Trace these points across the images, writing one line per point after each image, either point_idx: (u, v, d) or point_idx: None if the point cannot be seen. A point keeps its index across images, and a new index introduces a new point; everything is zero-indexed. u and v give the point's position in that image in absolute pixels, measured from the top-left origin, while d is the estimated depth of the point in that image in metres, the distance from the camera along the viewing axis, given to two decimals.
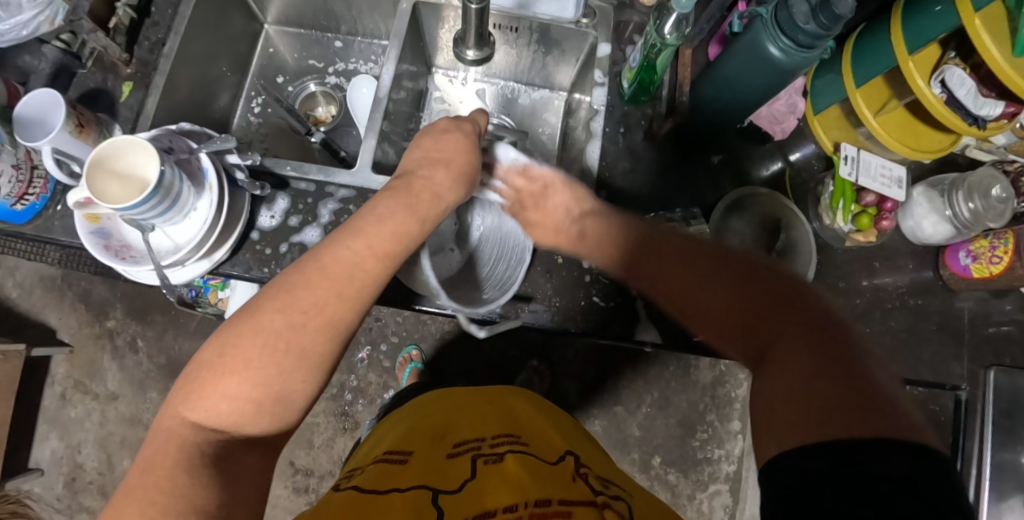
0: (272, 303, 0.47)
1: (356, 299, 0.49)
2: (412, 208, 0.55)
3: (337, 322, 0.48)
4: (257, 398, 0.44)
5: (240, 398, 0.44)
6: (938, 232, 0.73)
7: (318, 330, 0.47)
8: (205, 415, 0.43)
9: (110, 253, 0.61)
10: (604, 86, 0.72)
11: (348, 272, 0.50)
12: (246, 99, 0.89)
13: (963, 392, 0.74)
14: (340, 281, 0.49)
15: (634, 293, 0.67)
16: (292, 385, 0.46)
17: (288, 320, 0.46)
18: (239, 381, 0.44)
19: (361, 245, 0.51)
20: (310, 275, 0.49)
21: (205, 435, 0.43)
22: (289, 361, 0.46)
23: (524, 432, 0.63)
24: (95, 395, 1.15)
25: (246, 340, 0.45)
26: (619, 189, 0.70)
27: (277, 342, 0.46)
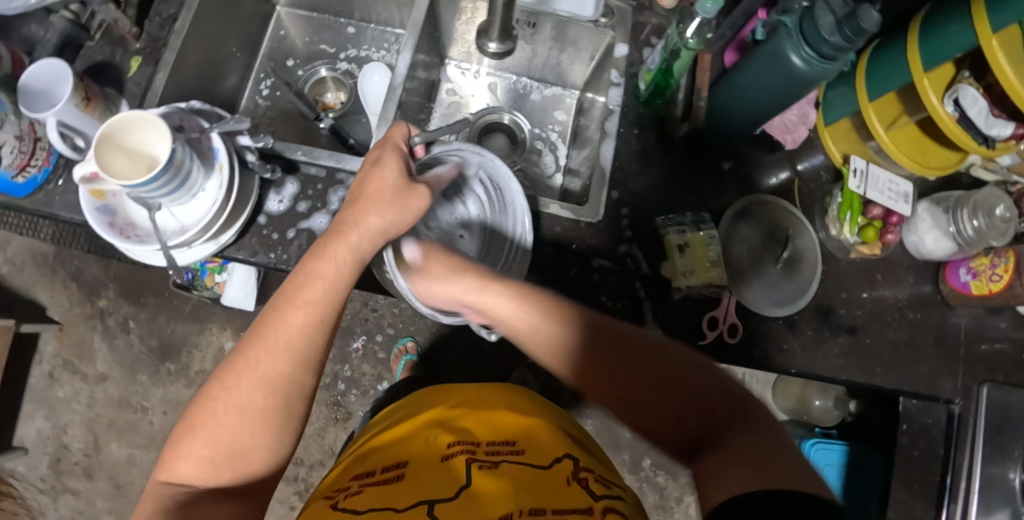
0: (222, 372, 0.54)
1: (294, 353, 0.55)
2: (341, 260, 0.58)
3: (278, 377, 0.54)
4: (211, 456, 0.51)
5: (200, 456, 0.51)
6: (940, 247, 0.74)
7: (253, 387, 0.53)
8: (172, 476, 0.51)
9: (115, 230, 0.60)
10: (620, 86, 0.72)
11: (280, 330, 0.55)
12: (254, 81, 0.87)
13: (957, 406, 0.75)
14: (271, 340, 0.54)
15: (641, 294, 0.68)
16: (241, 437, 0.52)
17: (231, 382, 0.53)
18: (198, 445, 0.51)
19: (289, 303, 0.56)
20: (255, 334, 0.55)
21: (174, 490, 0.50)
22: (237, 420, 0.52)
23: (517, 431, 0.62)
24: (84, 376, 1.13)
25: (202, 405, 0.53)
26: (630, 190, 0.70)
27: (218, 405, 0.52)
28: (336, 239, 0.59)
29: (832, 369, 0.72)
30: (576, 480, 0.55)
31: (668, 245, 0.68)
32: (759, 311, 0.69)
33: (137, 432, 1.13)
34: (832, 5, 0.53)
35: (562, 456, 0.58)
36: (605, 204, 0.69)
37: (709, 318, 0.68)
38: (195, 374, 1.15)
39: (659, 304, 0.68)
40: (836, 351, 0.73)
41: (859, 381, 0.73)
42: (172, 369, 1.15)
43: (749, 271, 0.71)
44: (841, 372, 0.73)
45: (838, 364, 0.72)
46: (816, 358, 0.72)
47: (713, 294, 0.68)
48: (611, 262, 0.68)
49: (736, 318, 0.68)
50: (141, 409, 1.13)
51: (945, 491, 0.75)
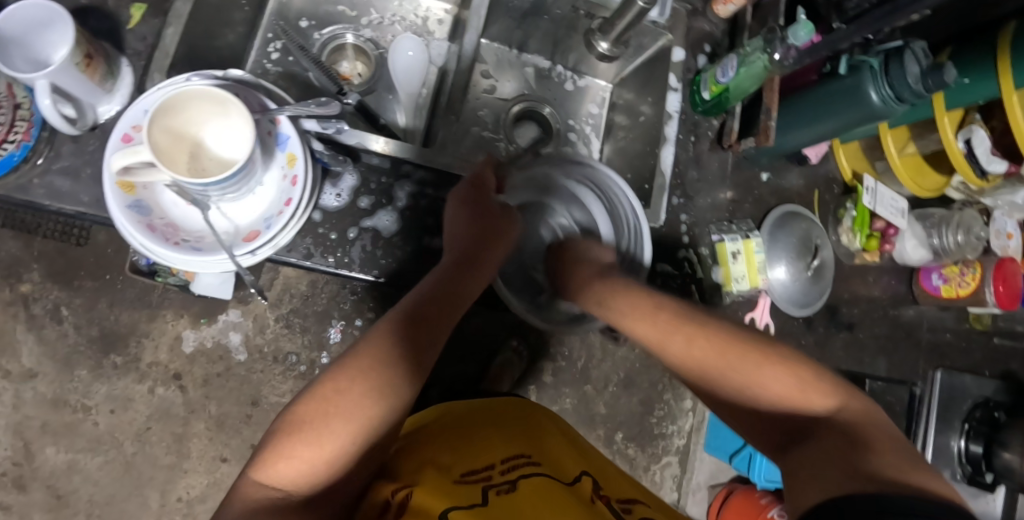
0: (331, 378, 0.46)
1: (400, 360, 0.48)
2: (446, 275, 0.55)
3: (388, 383, 0.47)
4: (314, 455, 0.42)
5: (301, 461, 0.42)
6: (917, 255, 0.86)
7: (366, 391, 0.46)
8: (272, 475, 0.42)
9: (158, 235, 0.49)
10: (678, 91, 0.74)
11: (384, 340, 0.49)
12: (261, 41, 0.75)
13: (917, 389, 0.89)
14: (380, 349, 0.48)
15: (695, 296, 0.72)
16: (348, 441, 0.44)
17: (340, 388, 0.45)
18: (303, 447, 0.43)
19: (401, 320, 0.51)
20: (360, 355, 0.48)
21: (271, 495, 0.41)
22: (337, 423, 0.44)
23: (537, 450, 0.60)
24: (6, 372, 0.89)
25: (309, 412, 0.44)
26: (685, 195, 0.73)
27: (329, 407, 0.44)
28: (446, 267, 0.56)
29: (835, 360, 0.83)
30: (599, 501, 0.54)
31: (720, 254, 0.72)
32: (787, 311, 0.76)
33: (79, 434, 0.91)
34: (917, 55, 0.59)
35: (580, 478, 0.57)
36: (665, 209, 0.71)
37: (747, 319, 0.76)
38: (148, 367, 0.93)
39: (708, 307, 0.72)
40: (838, 344, 0.83)
41: (853, 370, 0.84)
42: (119, 362, 0.93)
43: (783, 275, 0.76)
44: (841, 363, 0.83)
45: (839, 355, 0.83)
46: (823, 351, 0.82)
47: (753, 295, 0.75)
48: (672, 267, 0.71)
49: (770, 318, 0.77)
50: (82, 409, 0.91)
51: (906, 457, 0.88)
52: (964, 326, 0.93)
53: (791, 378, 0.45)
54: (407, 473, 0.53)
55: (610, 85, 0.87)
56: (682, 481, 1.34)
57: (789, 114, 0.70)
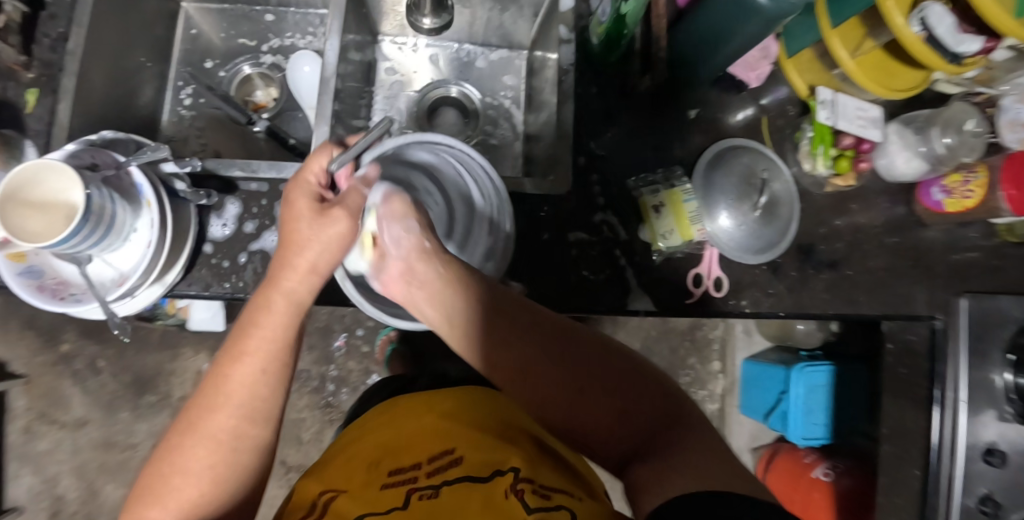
0: (173, 433, 0.48)
1: (239, 406, 0.48)
2: (286, 305, 0.51)
3: (231, 434, 0.48)
4: (156, 511, 0.45)
5: (150, 519, 0.45)
6: (912, 168, 0.72)
7: (211, 446, 0.47)
8: None
9: (46, 294, 0.54)
10: (570, 42, 0.68)
11: (225, 383, 0.48)
12: (173, 90, 0.80)
13: (938, 322, 0.76)
14: (213, 397, 0.48)
15: (622, 262, 0.66)
16: (192, 495, 0.46)
17: (181, 445, 0.47)
18: (153, 511, 0.45)
19: (241, 356, 0.49)
20: (199, 400, 0.48)
21: None
22: (178, 485, 0.46)
23: (466, 442, 0.58)
24: (62, 424, 1.07)
25: (153, 476, 0.46)
26: (596, 154, 0.68)
27: (167, 467, 0.46)
28: (273, 285, 0.51)
29: (819, 305, 0.73)
30: (513, 493, 0.50)
31: (644, 213, 0.67)
32: (745, 261, 0.69)
33: (130, 470, 1.08)
34: None
35: (505, 468, 0.54)
36: (571, 172, 0.67)
37: (693, 276, 0.68)
38: (178, 402, 1.09)
39: (639, 270, 0.66)
40: (819, 287, 0.73)
41: (846, 313, 0.74)
42: (153, 401, 1.09)
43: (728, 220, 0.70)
44: (828, 306, 0.73)
45: (823, 299, 0.73)
46: (801, 297, 0.73)
47: (696, 249, 0.68)
48: (588, 234, 0.66)
49: (720, 271, 0.69)
50: (129, 447, 1.08)
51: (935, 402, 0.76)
52: (993, 240, 0.79)
53: (640, 407, 0.52)
54: (342, 480, 0.56)
55: (526, 52, 0.84)
56: None
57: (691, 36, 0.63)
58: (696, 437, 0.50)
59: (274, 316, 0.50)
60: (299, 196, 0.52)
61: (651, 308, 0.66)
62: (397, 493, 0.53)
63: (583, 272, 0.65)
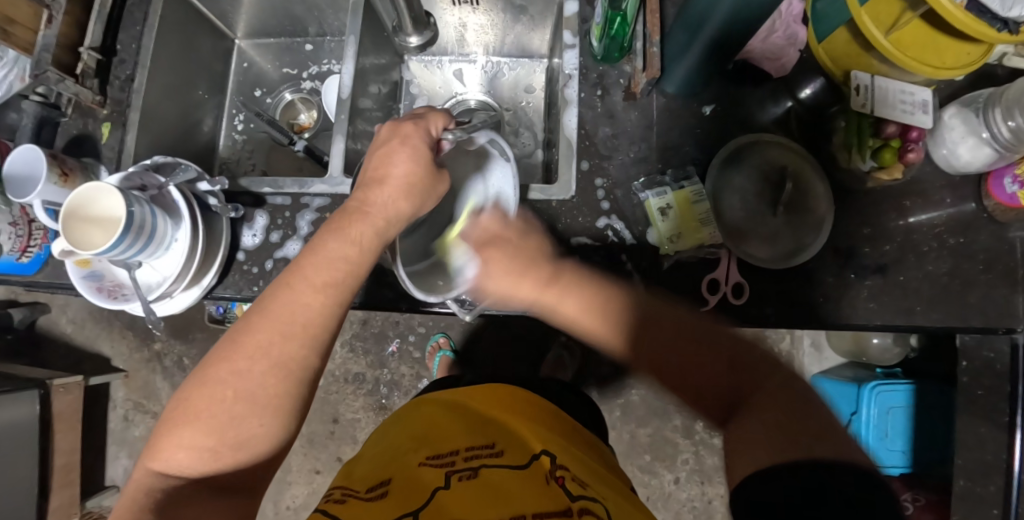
0: (228, 352, 0.49)
1: (310, 336, 0.51)
2: (359, 239, 0.55)
3: (291, 363, 0.50)
4: (213, 445, 0.47)
5: (198, 451, 0.47)
6: (978, 158, 0.64)
7: (264, 373, 0.49)
8: (165, 465, 0.47)
9: (103, 294, 0.63)
10: (575, 47, 0.69)
11: (276, 311, 0.51)
12: (228, 117, 0.89)
13: (1020, 336, 0.66)
14: (285, 324, 0.50)
15: (629, 267, 0.64)
16: (252, 429, 0.48)
17: (233, 366, 0.49)
18: (205, 438, 0.47)
19: (307, 282, 0.53)
20: (253, 322, 0.51)
21: (166, 483, 0.46)
22: (229, 410, 0.47)
23: (499, 432, 0.58)
24: (154, 414, 1.21)
25: (198, 397, 0.48)
26: (604, 158, 0.67)
27: (228, 389, 0.48)
28: (359, 217, 0.55)
29: (863, 315, 0.66)
30: (553, 480, 0.51)
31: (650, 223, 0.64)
32: (770, 267, 0.63)
33: None
34: None
35: (540, 453, 0.55)
36: (576, 178, 0.66)
37: (710, 282, 0.64)
38: None
39: (648, 275, 0.64)
40: (864, 294, 0.66)
41: (898, 324, 0.66)
42: None
43: (746, 224, 0.65)
44: (874, 317, 0.66)
45: (867, 309, 0.66)
46: (840, 306, 0.66)
47: (710, 255, 0.63)
48: (592, 238, 0.65)
49: (740, 276, 0.64)
50: None
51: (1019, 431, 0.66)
52: None
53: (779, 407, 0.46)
54: (380, 473, 0.55)
55: (546, 60, 0.85)
56: None
57: (691, 22, 0.59)
58: (777, 383, 0.49)
59: (333, 245, 0.54)
60: (417, 136, 0.58)
61: None
62: (443, 476, 0.52)
63: None
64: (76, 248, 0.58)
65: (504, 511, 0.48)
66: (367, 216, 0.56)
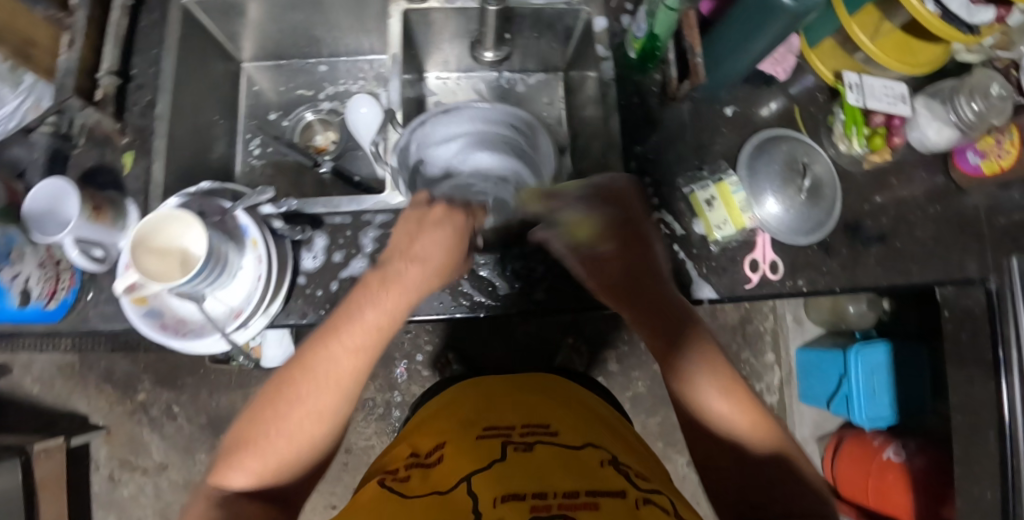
0: (267, 399, 0.53)
1: (347, 390, 0.53)
2: (388, 299, 0.55)
3: (326, 409, 0.53)
4: (259, 470, 0.50)
5: (249, 470, 0.50)
6: (943, 138, 0.77)
7: (302, 416, 0.52)
8: (224, 481, 0.50)
9: (169, 331, 0.59)
10: (609, 59, 0.75)
11: (321, 370, 0.53)
12: (243, 142, 0.86)
13: (992, 283, 0.79)
14: (323, 377, 0.53)
15: (680, 255, 0.70)
16: (288, 447, 0.51)
17: (282, 410, 0.52)
18: (282, 456, 0.51)
19: (343, 345, 0.53)
20: (298, 378, 0.53)
21: (220, 493, 0.49)
22: (297, 433, 0.52)
23: (553, 418, 0.61)
24: (144, 470, 1.12)
25: (252, 431, 0.51)
26: (644, 157, 0.73)
27: (286, 417, 0.51)
28: (388, 274, 0.56)
29: (874, 278, 0.76)
30: (613, 466, 0.52)
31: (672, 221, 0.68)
32: (796, 244, 0.72)
33: None
34: None
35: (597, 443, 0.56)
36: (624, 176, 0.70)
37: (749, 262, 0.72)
38: None
39: (699, 261, 0.70)
40: (872, 260, 0.76)
41: (902, 283, 0.77)
42: None
43: (774, 204, 0.73)
44: (882, 279, 0.76)
45: (877, 273, 0.76)
46: (855, 272, 0.75)
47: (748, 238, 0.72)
48: None
49: (775, 255, 0.72)
50: None
51: (1000, 364, 0.80)
52: None
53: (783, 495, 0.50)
54: (437, 437, 0.59)
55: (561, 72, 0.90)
56: None
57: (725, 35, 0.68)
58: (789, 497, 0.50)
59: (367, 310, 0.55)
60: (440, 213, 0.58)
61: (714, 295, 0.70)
62: (501, 444, 0.55)
63: None
64: (149, 282, 0.54)
65: (565, 481, 0.49)
66: (393, 278, 0.56)
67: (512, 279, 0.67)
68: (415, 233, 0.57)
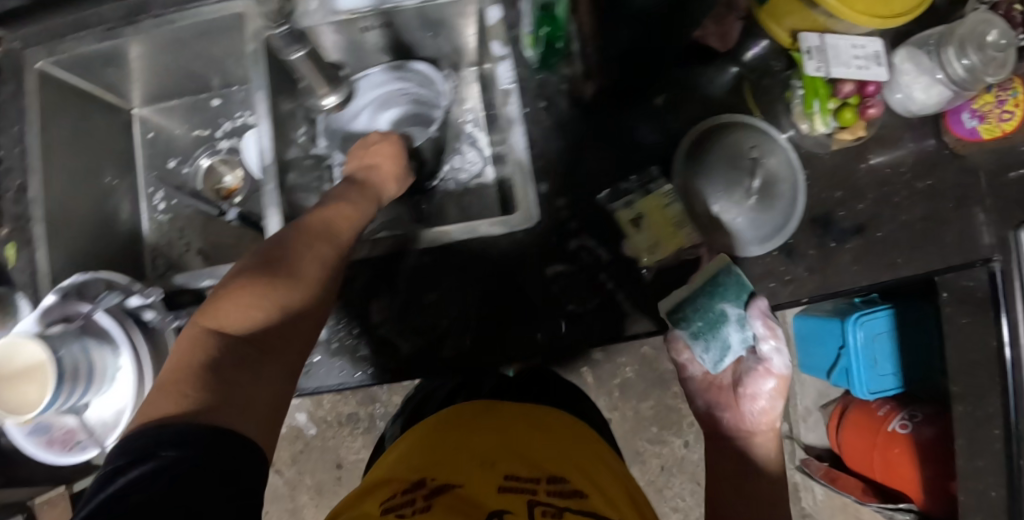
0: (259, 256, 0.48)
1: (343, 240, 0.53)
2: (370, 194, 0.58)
3: (323, 254, 0.50)
4: (262, 309, 0.45)
5: (248, 312, 0.44)
6: (931, 97, 0.65)
7: (307, 261, 0.49)
8: (221, 325, 0.43)
9: (56, 447, 0.57)
10: (506, 59, 0.61)
11: (321, 221, 0.52)
12: (146, 197, 0.80)
13: (996, 263, 0.69)
14: (325, 231, 0.51)
15: (610, 287, 0.59)
16: (297, 301, 0.47)
17: (280, 252, 0.48)
18: (260, 388, 0.42)
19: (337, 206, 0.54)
20: (307, 235, 0.50)
21: (213, 342, 0.42)
22: (272, 357, 0.44)
23: (576, 472, 0.50)
24: None
25: (242, 288, 0.45)
26: (561, 174, 0.62)
27: (273, 336, 0.45)
28: (365, 184, 0.59)
29: (851, 278, 0.64)
30: None
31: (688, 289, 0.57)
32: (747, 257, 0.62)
33: None
34: None
35: None
36: (534, 203, 0.59)
37: None
38: None
39: (631, 288, 0.59)
40: (848, 258, 0.64)
41: (885, 279, 0.65)
42: None
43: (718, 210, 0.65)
44: (860, 278, 0.65)
45: (853, 272, 0.64)
46: (828, 275, 0.64)
47: (690, 256, 0.60)
48: (567, 264, 0.60)
49: None
50: None
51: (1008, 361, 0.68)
52: None
53: None
54: (454, 472, 0.47)
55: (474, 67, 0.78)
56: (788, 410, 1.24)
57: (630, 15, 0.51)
58: None
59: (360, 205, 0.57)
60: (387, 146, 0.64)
61: (651, 327, 0.59)
62: (527, 509, 0.43)
63: (569, 306, 0.59)
64: (15, 414, 0.52)
65: None
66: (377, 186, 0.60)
67: (415, 337, 0.60)
68: (382, 159, 0.63)
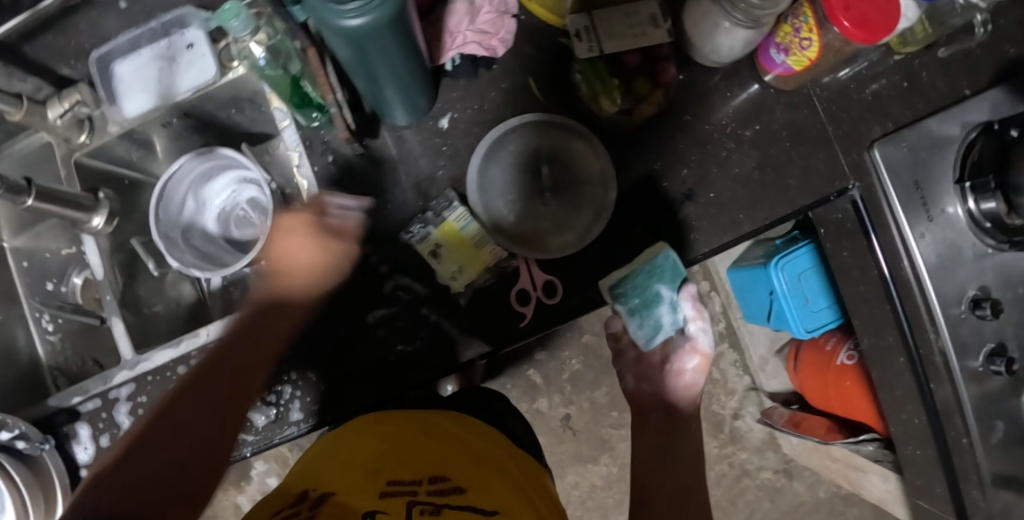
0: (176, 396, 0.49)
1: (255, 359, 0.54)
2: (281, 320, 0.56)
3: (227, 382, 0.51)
4: (169, 457, 0.45)
5: (148, 466, 0.43)
6: (734, 41, 0.60)
7: (211, 392, 0.50)
8: (118, 482, 0.41)
9: None
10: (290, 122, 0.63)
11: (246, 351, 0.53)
12: (34, 321, 0.81)
13: (855, 192, 0.64)
14: (246, 360, 0.53)
15: (433, 318, 0.60)
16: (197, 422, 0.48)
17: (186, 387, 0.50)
18: (158, 514, 0.41)
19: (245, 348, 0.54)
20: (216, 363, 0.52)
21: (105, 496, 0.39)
22: (203, 436, 0.48)
23: (462, 471, 0.51)
24: None
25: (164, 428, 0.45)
26: (371, 218, 0.62)
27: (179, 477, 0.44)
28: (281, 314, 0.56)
29: (687, 247, 0.64)
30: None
31: (630, 274, 0.61)
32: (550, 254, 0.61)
33: None
34: None
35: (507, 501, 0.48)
36: None
37: (519, 293, 0.61)
38: None
39: (457, 317, 0.60)
40: (679, 229, 0.63)
41: (726, 240, 0.64)
42: None
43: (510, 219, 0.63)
44: (700, 244, 0.64)
45: (687, 242, 0.63)
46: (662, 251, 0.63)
47: (507, 268, 0.61)
48: (387, 307, 0.61)
49: (547, 275, 0.61)
50: None
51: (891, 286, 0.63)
52: (872, 71, 0.65)
53: None
54: (339, 482, 0.47)
55: None
56: (746, 363, 1.24)
57: (352, 67, 0.51)
58: None
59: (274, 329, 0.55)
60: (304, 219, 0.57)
61: (485, 349, 0.60)
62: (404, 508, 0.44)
63: (397, 347, 0.60)
64: None
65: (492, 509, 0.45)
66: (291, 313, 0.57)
67: (265, 410, 0.61)
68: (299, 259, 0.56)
